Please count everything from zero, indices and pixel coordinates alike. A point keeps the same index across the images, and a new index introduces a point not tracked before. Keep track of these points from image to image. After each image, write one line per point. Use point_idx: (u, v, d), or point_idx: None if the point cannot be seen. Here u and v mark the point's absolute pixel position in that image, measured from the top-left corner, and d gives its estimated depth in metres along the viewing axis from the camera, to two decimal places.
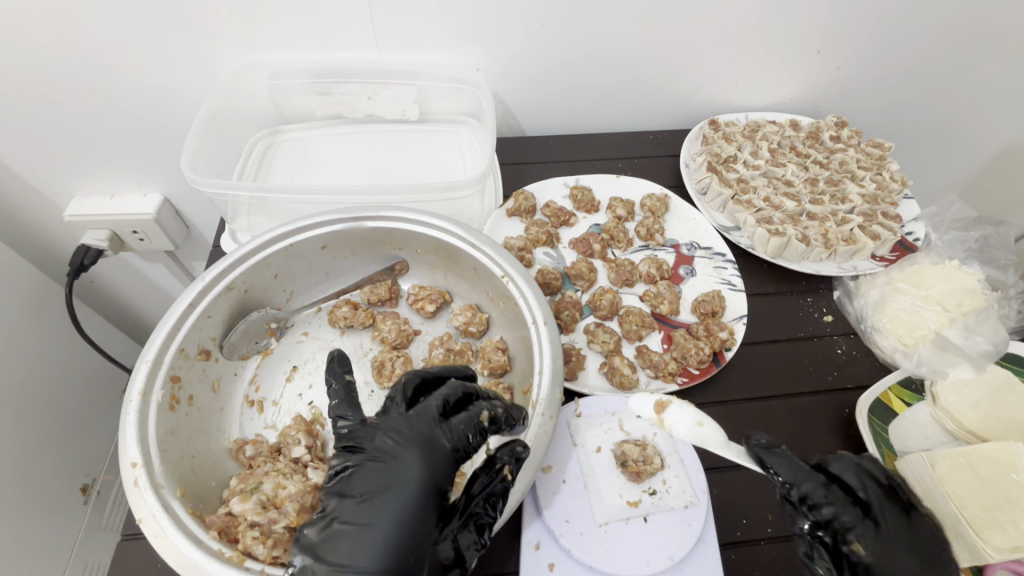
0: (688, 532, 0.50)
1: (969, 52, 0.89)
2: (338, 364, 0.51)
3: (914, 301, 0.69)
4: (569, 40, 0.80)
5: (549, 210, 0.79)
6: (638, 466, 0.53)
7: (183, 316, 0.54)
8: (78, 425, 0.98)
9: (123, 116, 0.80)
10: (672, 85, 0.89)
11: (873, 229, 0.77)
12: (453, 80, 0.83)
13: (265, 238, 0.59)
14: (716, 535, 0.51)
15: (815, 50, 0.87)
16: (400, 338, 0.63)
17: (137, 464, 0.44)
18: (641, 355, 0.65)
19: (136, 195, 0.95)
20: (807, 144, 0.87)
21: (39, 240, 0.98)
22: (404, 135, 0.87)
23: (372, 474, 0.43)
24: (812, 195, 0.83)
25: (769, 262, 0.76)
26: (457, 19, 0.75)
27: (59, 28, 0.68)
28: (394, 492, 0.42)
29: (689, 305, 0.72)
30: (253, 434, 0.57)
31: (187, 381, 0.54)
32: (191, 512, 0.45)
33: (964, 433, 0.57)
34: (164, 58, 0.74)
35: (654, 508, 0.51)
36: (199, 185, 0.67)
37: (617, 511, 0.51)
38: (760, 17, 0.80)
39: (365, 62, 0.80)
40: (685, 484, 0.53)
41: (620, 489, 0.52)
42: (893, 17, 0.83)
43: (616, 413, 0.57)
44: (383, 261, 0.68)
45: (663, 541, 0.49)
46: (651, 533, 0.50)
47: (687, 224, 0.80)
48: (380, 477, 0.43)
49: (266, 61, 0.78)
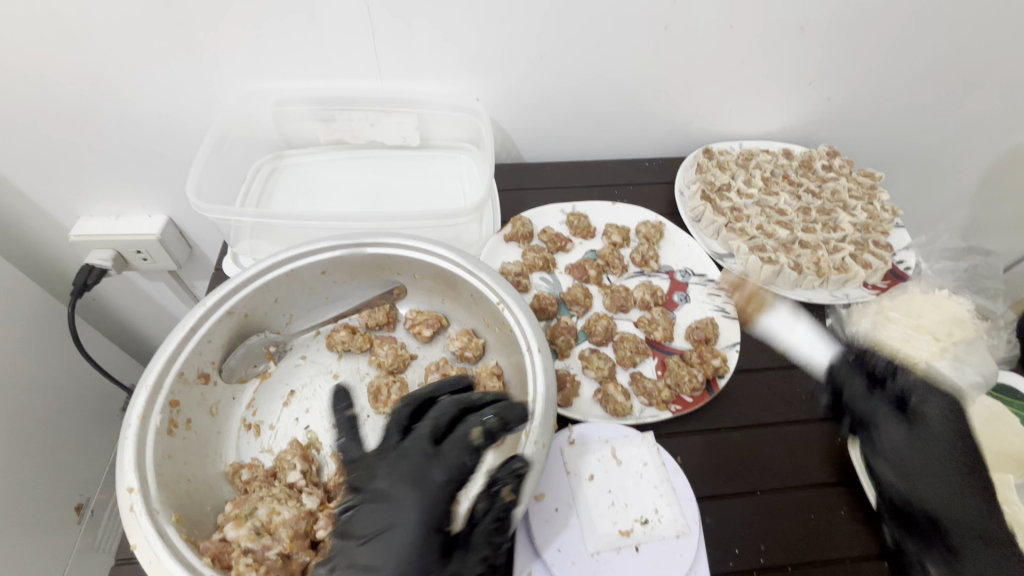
0: (680, 562, 0.50)
1: (955, 86, 0.92)
2: (342, 402, 0.52)
3: (904, 330, 0.68)
4: (566, 73, 0.82)
5: (546, 236, 0.81)
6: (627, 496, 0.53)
7: (184, 340, 0.55)
8: (76, 444, 0.99)
9: (131, 140, 0.83)
10: (667, 115, 0.92)
11: (864, 257, 0.79)
12: (454, 109, 0.86)
13: (266, 264, 0.60)
14: (707, 564, 0.51)
15: (805, 83, 0.89)
16: (396, 362, 0.63)
17: (133, 489, 0.45)
18: (634, 382, 0.65)
19: (141, 216, 0.97)
20: (800, 173, 0.89)
21: (45, 259, 1.00)
22: (404, 162, 0.89)
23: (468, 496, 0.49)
24: (805, 224, 0.84)
25: (762, 289, 0.77)
26: (458, 52, 0.78)
27: (73, 57, 0.70)
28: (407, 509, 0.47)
29: (683, 331, 0.73)
30: (250, 457, 0.58)
31: (185, 405, 0.55)
32: (185, 538, 0.45)
33: None
34: (174, 86, 0.76)
35: (647, 538, 0.51)
36: (204, 210, 0.69)
37: (610, 540, 0.51)
38: (751, 52, 0.83)
39: (368, 90, 0.83)
40: (677, 519, 0.52)
41: (613, 517, 0.52)
42: (880, 52, 0.86)
43: (610, 440, 0.57)
44: (382, 286, 0.69)
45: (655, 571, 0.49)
46: (640, 562, 0.50)
47: (682, 251, 0.81)
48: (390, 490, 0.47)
49: (270, 89, 0.80)
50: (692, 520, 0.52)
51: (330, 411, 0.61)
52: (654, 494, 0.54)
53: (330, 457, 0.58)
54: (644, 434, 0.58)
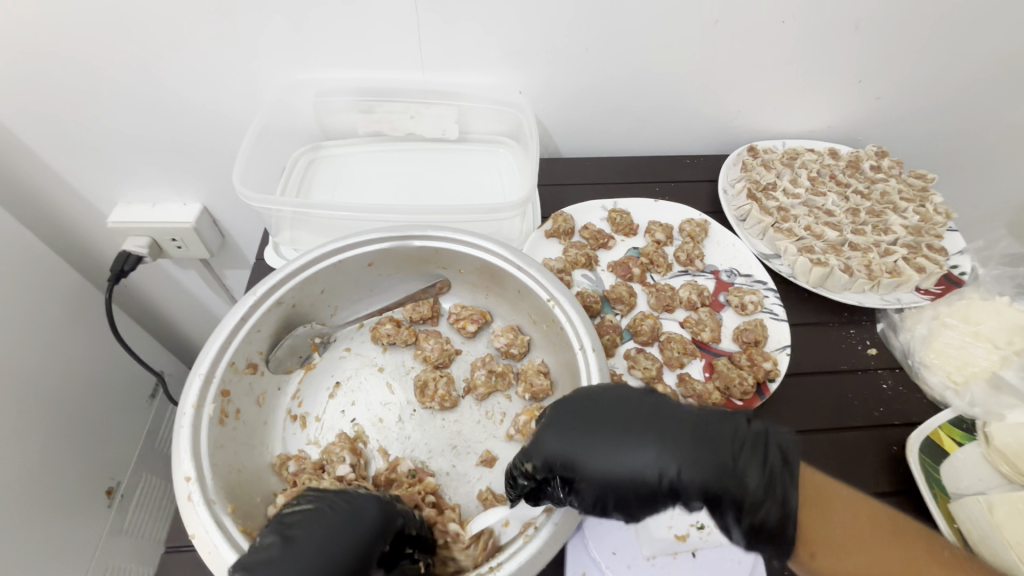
0: (738, 570, 0.49)
1: (1013, 85, 0.88)
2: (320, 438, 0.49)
3: (962, 337, 0.67)
4: (610, 66, 0.81)
5: (588, 232, 0.79)
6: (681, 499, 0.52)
7: (235, 329, 0.55)
8: (108, 429, 0.99)
9: (171, 127, 0.82)
10: (711, 111, 0.90)
11: (918, 261, 0.76)
12: (495, 101, 0.84)
13: (314, 255, 0.60)
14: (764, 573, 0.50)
15: (856, 80, 0.87)
16: (442, 357, 0.63)
17: (191, 478, 0.45)
18: (682, 384, 0.65)
19: (177, 204, 0.97)
20: (848, 173, 0.87)
21: (81, 245, 1.01)
22: (443, 154, 0.88)
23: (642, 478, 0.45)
24: (855, 225, 0.82)
25: (811, 291, 0.75)
26: (502, 45, 0.77)
27: (118, 41, 0.70)
28: (321, 548, 0.41)
29: (730, 333, 0.71)
30: (297, 449, 0.57)
31: (236, 395, 0.54)
32: (242, 529, 0.45)
33: (1022, 478, 0.56)
34: (217, 74, 0.76)
35: (703, 543, 0.50)
36: (248, 199, 0.69)
37: (665, 544, 0.50)
38: (801, 47, 0.81)
39: (408, 82, 0.82)
40: None
41: (669, 521, 0.51)
42: (935, 50, 0.83)
43: None
44: (425, 280, 0.68)
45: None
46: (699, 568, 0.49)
47: (727, 251, 0.80)
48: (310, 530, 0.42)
49: (311, 79, 0.79)
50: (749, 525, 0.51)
51: (376, 405, 0.60)
52: None
53: (377, 451, 0.57)
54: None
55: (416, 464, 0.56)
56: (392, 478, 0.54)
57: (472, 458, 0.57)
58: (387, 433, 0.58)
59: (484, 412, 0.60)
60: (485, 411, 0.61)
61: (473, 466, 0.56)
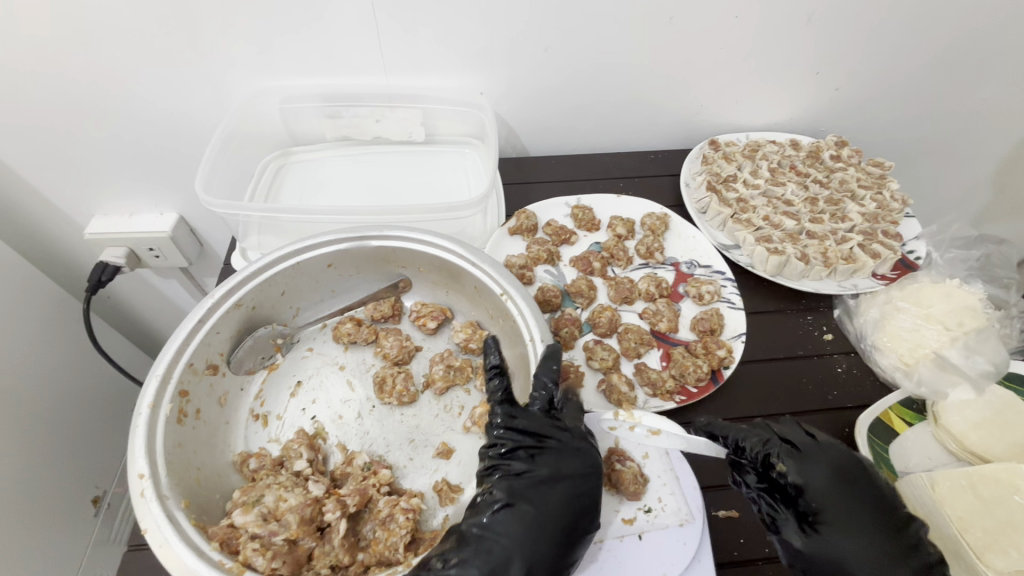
0: (684, 551, 0.50)
1: (971, 72, 0.89)
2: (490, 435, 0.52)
3: (914, 321, 0.68)
4: (569, 66, 0.82)
5: (550, 229, 0.81)
6: (634, 485, 0.53)
7: (193, 332, 0.56)
8: (91, 441, 1.00)
9: (144, 140, 0.84)
10: (673, 106, 0.91)
11: (873, 247, 0.77)
12: (459, 103, 0.86)
13: (273, 257, 0.61)
14: (711, 553, 0.51)
15: (814, 72, 0.88)
16: (401, 354, 0.64)
17: (144, 475, 0.46)
18: (639, 373, 0.66)
19: (153, 214, 0.98)
20: (807, 164, 0.89)
21: (62, 257, 1.02)
22: (410, 157, 0.89)
23: (811, 471, 0.50)
24: (813, 214, 0.84)
25: (769, 280, 0.77)
26: (461, 48, 0.78)
27: (83, 57, 0.71)
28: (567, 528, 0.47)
29: (688, 323, 0.73)
30: (258, 447, 0.58)
31: (195, 394, 0.56)
32: (195, 523, 0.46)
33: (967, 454, 0.58)
34: (182, 85, 0.77)
35: (649, 526, 0.52)
36: (213, 206, 0.70)
37: (612, 529, 0.52)
38: (756, 41, 0.82)
39: (373, 86, 0.83)
40: (682, 508, 0.53)
41: (617, 506, 0.54)
42: (891, 38, 0.84)
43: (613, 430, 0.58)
44: (387, 279, 0.70)
45: (658, 559, 0.50)
46: (646, 550, 0.51)
47: (687, 243, 0.81)
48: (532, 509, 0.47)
49: (276, 87, 0.81)
50: (694, 506, 0.53)
51: (336, 402, 0.61)
52: (656, 484, 0.54)
53: (336, 446, 0.58)
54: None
55: (374, 459, 0.57)
56: (348, 472, 0.55)
57: (429, 450, 0.58)
58: (346, 428, 0.59)
59: (442, 407, 0.62)
60: (444, 405, 0.62)
61: (430, 459, 0.58)
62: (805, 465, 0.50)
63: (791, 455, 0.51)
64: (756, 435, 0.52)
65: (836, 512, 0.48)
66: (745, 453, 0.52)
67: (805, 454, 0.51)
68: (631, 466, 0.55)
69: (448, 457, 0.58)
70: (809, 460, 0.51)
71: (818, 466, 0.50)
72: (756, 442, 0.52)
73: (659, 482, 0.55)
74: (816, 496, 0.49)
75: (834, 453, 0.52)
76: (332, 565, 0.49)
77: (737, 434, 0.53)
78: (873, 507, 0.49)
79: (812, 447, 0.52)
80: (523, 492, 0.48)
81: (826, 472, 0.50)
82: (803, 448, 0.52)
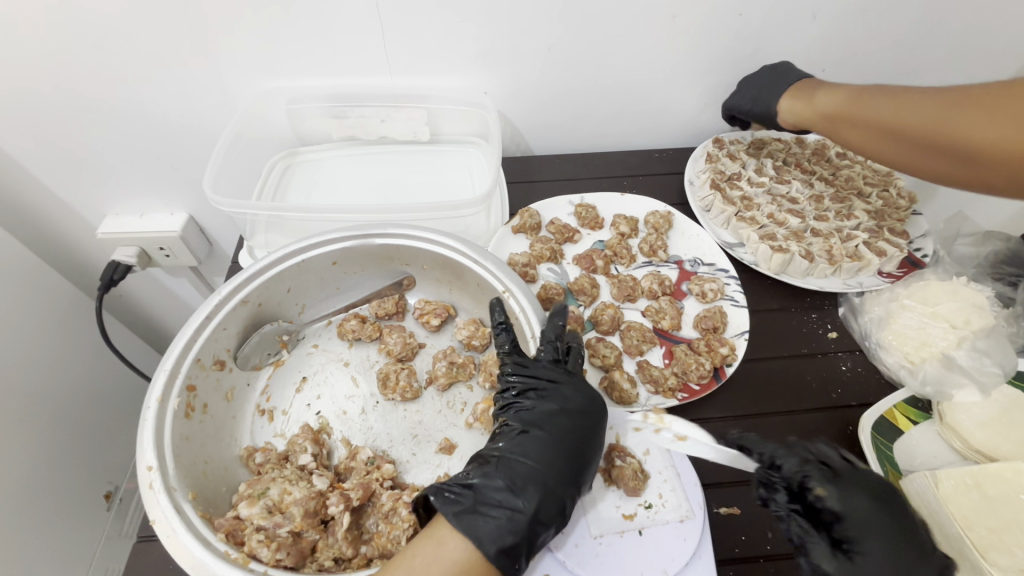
0: (683, 546, 0.51)
1: (981, 68, 0.88)
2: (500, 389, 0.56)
3: (921, 318, 0.68)
4: (572, 64, 0.82)
5: (554, 227, 0.81)
6: (635, 480, 0.53)
7: (200, 327, 0.57)
8: (104, 436, 1.02)
9: (154, 141, 0.86)
10: (678, 104, 0.91)
11: (878, 245, 0.77)
12: (463, 102, 0.87)
13: (278, 255, 0.62)
14: (711, 551, 0.51)
15: (820, 69, 0.88)
16: (405, 350, 0.65)
17: (153, 467, 0.47)
18: (641, 370, 0.66)
19: (164, 213, 1.00)
20: (813, 161, 0.90)
21: (75, 256, 1.04)
22: (415, 156, 0.90)
23: (845, 497, 0.49)
24: (818, 212, 0.83)
25: (773, 278, 0.77)
26: (466, 48, 0.79)
27: (95, 60, 0.73)
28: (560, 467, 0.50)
29: (690, 321, 0.73)
30: (264, 441, 0.59)
31: (202, 389, 0.57)
32: (201, 514, 0.48)
33: (973, 453, 0.58)
34: (192, 87, 0.79)
35: (649, 522, 0.52)
36: (220, 205, 0.72)
37: (612, 523, 0.52)
38: (760, 39, 0.82)
39: (378, 87, 0.84)
40: (682, 503, 0.53)
41: (618, 502, 0.54)
42: (898, 34, 0.83)
43: (615, 427, 0.59)
44: (391, 277, 0.71)
45: (657, 554, 0.50)
46: (646, 546, 0.51)
47: (691, 241, 0.81)
48: (543, 435, 0.51)
49: (283, 87, 0.82)
50: (694, 502, 0.53)
51: (340, 398, 0.62)
52: (656, 480, 0.55)
53: (340, 441, 0.59)
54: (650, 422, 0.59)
55: (377, 454, 0.58)
56: (352, 466, 0.56)
57: (432, 445, 0.59)
58: (350, 423, 0.60)
59: (445, 403, 0.62)
60: (447, 401, 0.62)
61: (433, 454, 0.58)
62: (844, 492, 0.49)
63: (830, 480, 0.50)
64: (795, 456, 0.51)
65: (871, 537, 0.48)
66: (780, 471, 0.51)
67: (842, 479, 0.50)
68: (631, 461, 0.55)
69: (451, 453, 0.58)
70: (847, 486, 0.50)
71: (854, 492, 0.49)
72: (794, 464, 0.51)
73: (660, 478, 0.55)
74: (855, 524, 0.48)
75: (874, 481, 0.50)
76: (335, 557, 0.50)
77: (776, 454, 0.52)
78: (910, 535, 0.48)
79: (849, 471, 0.51)
80: (534, 420, 0.52)
81: (864, 497, 0.49)
82: (841, 472, 0.51)
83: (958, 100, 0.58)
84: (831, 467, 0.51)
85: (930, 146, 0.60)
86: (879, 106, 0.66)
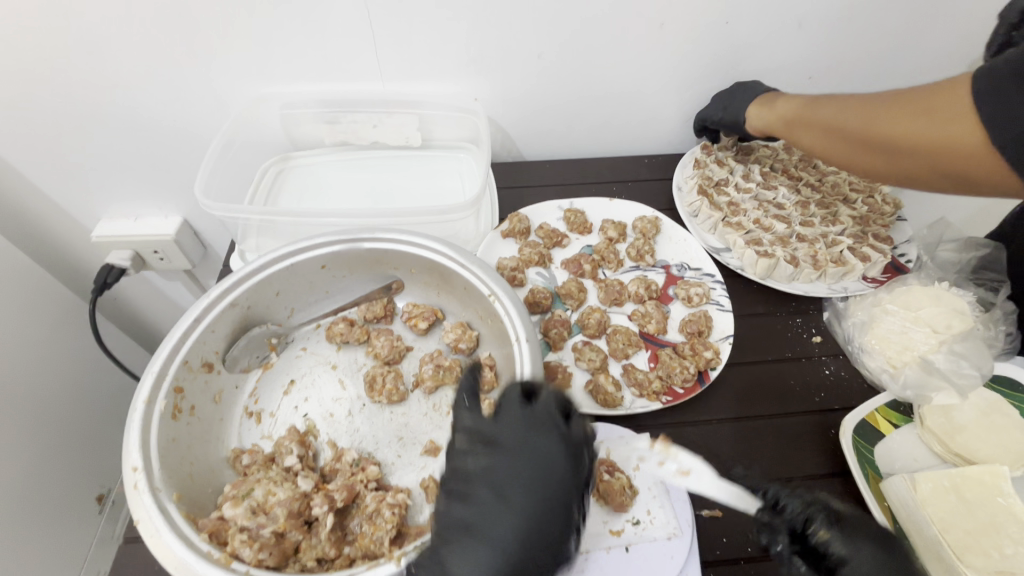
0: (671, 564, 0.51)
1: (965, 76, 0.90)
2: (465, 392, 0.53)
3: (903, 322, 0.68)
4: (561, 71, 0.83)
5: (543, 232, 0.82)
6: (622, 496, 0.54)
7: (189, 330, 0.58)
8: (97, 438, 1.03)
9: (147, 145, 0.86)
10: (667, 110, 0.92)
11: (863, 250, 0.78)
12: (454, 108, 0.88)
13: (267, 259, 0.63)
14: (698, 569, 0.52)
15: (807, 77, 0.89)
16: (392, 353, 0.66)
17: (138, 468, 0.48)
18: (626, 373, 0.66)
19: (158, 217, 1.01)
20: (799, 168, 0.91)
21: (69, 259, 1.05)
22: (407, 161, 0.91)
23: (852, 543, 0.45)
24: (804, 217, 0.84)
25: (759, 283, 0.78)
26: (457, 55, 0.80)
27: (88, 64, 0.74)
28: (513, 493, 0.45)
29: (676, 324, 0.73)
30: (251, 443, 0.60)
31: (190, 391, 0.57)
32: (186, 515, 0.48)
33: (952, 456, 0.58)
34: (186, 92, 0.80)
35: (637, 538, 0.53)
36: (212, 209, 0.72)
37: (600, 539, 0.53)
38: (747, 47, 0.83)
39: (370, 92, 0.85)
40: (670, 522, 0.54)
41: (605, 517, 0.54)
42: (882, 43, 0.84)
43: (604, 440, 0.60)
44: (380, 281, 0.71)
45: (645, 570, 0.51)
46: (632, 562, 0.52)
47: (678, 246, 0.82)
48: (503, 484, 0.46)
49: (276, 93, 0.83)
50: (682, 520, 0.54)
51: (327, 400, 0.63)
52: (645, 496, 0.55)
53: (326, 443, 0.60)
54: (639, 435, 0.60)
55: (363, 455, 0.58)
56: (337, 468, 0.56)
57: (418, 448, 0.60)
58: (337, 425, 0.61)
59: (431, 405, 0.63)
60: (433, 404, 0.63)
61: (419, 456, 0.59)
62: (851, 535, 0.46)
63: (835, 525, 0.47)
64: (801, 498, 0.48)
65: None
66: (782, 513, 0.49)
67: (849, 524, 0.47)
68: (619, 477, 0.56)
69: (436, 455, 0.59)
70: (851, 530, 0.46)
71: (859, 538, 0.46)
72: (798, 504, 0.48)
73: (648, 494, 0.55)
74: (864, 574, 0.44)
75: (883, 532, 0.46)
76: (318, 558, 0.50)
77: (780, 494, 0.49)
78: None
79: (854, 516, 0.47)
80: (493, 440, 0.49)
81: (871, 546, 0.45)
82: (845, 517, 0.47)
83: (894, 105, 0.58)
84: (836, 512, 0.48)
85: (870, 145, 0.61)
86: (832, 110, 0.66)
